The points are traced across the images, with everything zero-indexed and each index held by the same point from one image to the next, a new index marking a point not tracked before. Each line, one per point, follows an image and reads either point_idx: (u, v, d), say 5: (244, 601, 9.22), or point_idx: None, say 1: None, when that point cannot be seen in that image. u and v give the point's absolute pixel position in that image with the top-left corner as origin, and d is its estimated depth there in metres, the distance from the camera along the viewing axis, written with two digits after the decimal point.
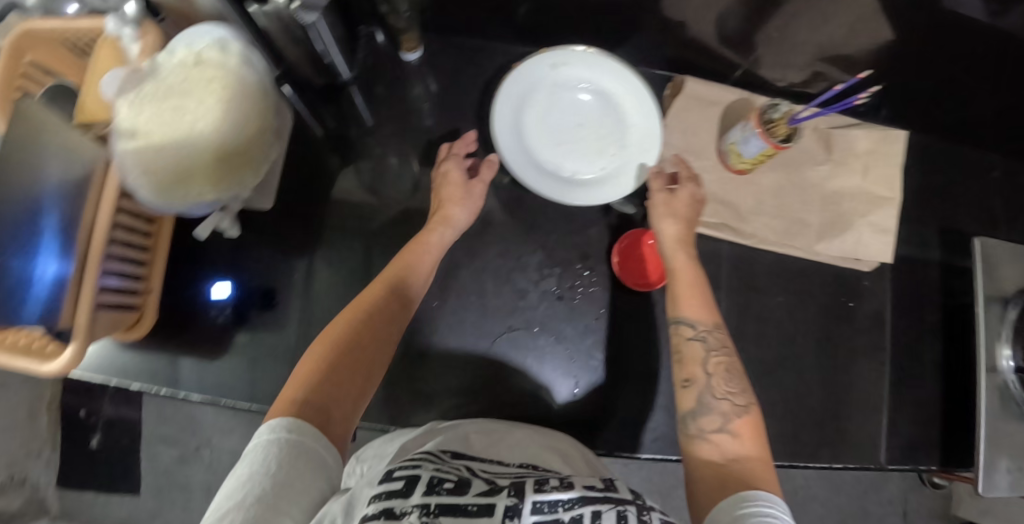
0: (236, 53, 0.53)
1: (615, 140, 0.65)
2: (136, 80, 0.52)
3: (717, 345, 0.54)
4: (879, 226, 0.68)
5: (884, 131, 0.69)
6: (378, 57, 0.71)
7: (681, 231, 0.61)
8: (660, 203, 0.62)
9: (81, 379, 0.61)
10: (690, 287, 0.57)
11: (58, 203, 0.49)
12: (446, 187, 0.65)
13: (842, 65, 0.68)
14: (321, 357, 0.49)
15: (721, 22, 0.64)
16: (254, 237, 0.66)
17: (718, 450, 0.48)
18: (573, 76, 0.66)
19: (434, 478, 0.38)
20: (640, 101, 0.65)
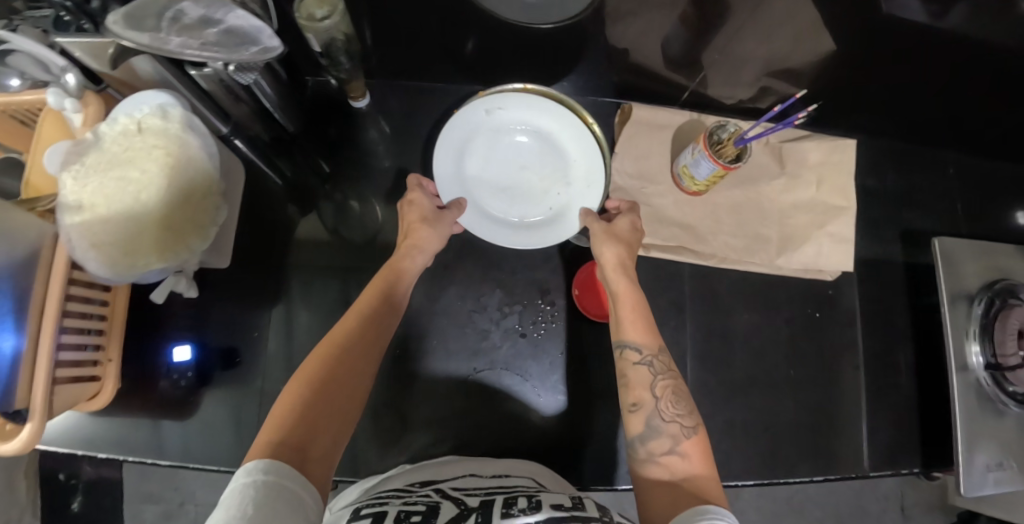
0: (177, 119, 0.53)
1: (559, 179, 0.67)
2: (79, 152, 0.51)
3: (662, 371, 0.52)
4: (839, 236, 0.68)
5: (835, 141, 0.69)
6: (330, 105, 0.72)
7: (623, 254, 0.58)
8: (598, 231, 0.60)
9: (46, 451, 0.59)
10: (634, 309, 0.55)
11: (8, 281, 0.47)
12: (408, 213, 0.62)
13: (787, 80, 0.69)
14: (297, 395, 0.46)
15: (663, 46, 0.65)
16: (215, 296, 0.65)
17: (670, 471, 0.46)
18: (512, 118, 0.68)
19: (402, 513, 0.43)
20: (580, 139, 0.67)
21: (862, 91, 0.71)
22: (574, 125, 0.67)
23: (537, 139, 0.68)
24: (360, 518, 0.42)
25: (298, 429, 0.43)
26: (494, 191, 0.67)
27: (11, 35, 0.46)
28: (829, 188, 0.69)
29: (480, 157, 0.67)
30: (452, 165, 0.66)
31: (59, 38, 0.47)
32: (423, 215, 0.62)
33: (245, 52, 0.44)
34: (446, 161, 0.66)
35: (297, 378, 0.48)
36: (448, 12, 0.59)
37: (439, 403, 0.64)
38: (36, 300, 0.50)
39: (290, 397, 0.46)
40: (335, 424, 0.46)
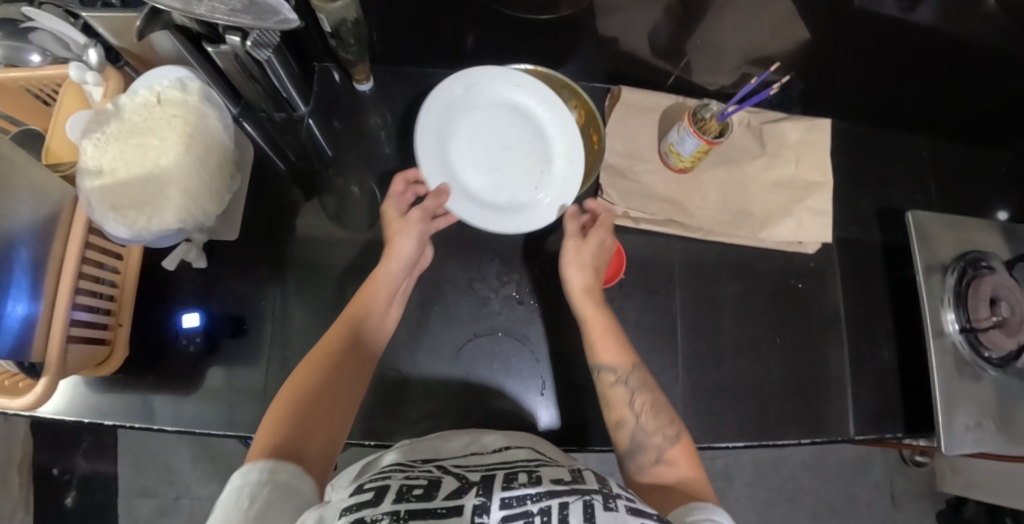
0: (195, 91, 0.57)
1: (540, 156, 0.69)
2: (100, 121, 0.55)
3: (638, 387, 0.56)
4: (816, 209, 0.72)
5: (811, 122, 0.74)
6: (335, 91, 0.75)
7: (589, 280, 0.62)
8: (571, 247, 0.63)
9: (55, 419, 0.61)
10: (603, 333, 0.59)
11: (28, 240, 0.50)
12: (388, 225, 0.63)
13: (765, 67, 0.74)
14: (292, 402, 0.49)
15: (650, 35, 0.70)
16: (222, 268, 0.67)
17: (660, 478, 0.48)
18: (486, 96, 0.69)
19: (403, 487, 0.38)
20: (555, 113, 0.69)
21: (836, 80, 0.76)
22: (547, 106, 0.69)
23: (514, 117, 0.69)
24: (362, 491, 0.38)
25: (293, 432, 0.46)
26: (479, 172, 0.67)
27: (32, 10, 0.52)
28: (807, 165, 0.73)
29: (461, 139, 0.67)
30: (436, 152, 0.65)
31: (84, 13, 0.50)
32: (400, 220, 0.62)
33: (266, 23, 0.47)
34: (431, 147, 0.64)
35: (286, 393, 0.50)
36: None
37: (439, 365, 0.67)
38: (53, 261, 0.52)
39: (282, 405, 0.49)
40: (322, 426, 0.49)
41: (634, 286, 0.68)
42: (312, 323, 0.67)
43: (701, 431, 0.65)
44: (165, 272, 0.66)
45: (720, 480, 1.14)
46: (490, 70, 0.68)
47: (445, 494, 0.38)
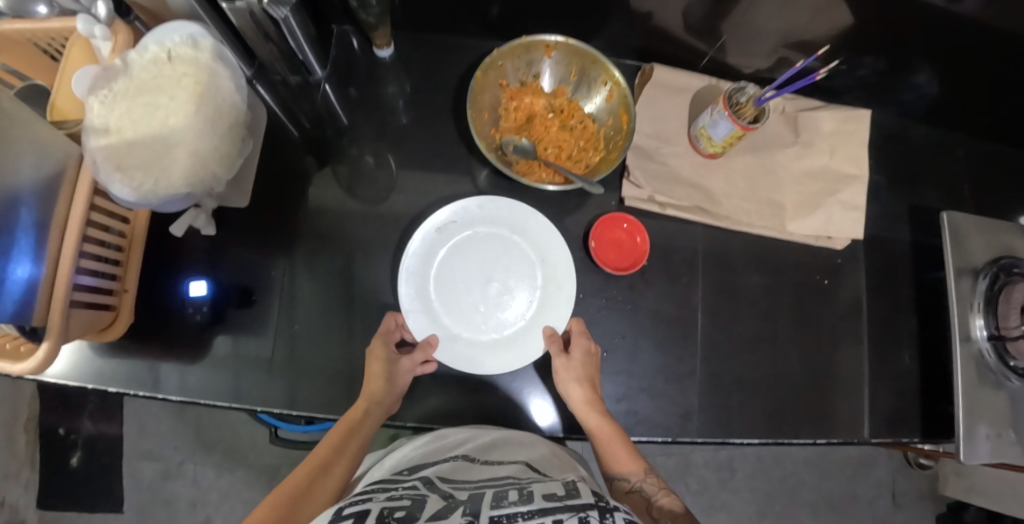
0: (208, 49, 0.54)
1: (531, 283, 0.63)
2: (107, 77, 0.52)
3: (656, 491, 0.51)
4: (849, 203, 0.69)
5: (848, 111, 0.70)
6: (351, 57, 0.71)
7: (589, 392, 0.57)
8: (559, 367, 0.57)
9: (58, 383, 0.60)
10: (612, 444, 0.54)
11: (33, 203, 0.49)
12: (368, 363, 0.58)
13: (804, 52, 0.70)
14: (264, 519, 0.44)
15: (686, 12, 0.66)
16: (232, 236, 0.65)
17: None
18: (467, 229, 0.63)
19: (385, 511, 0.40)
20: (545, 235, 0.63)
21: (878, 70, 0.72)
22: (532, 221, 0.63)
23: (497, 245, 0.64)
24: (342, 517, 0.39)
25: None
26: (469, 313, 0.62)
27: None
28: (842, 157, 0.70)
29: (446, 281, 0.62)
30: (416, 295, 0.61)
31: None
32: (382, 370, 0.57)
33: None
34: (411, 291, 0.60)
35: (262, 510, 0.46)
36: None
37: None
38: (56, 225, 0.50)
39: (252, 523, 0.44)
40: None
41: (656, 275, 0.66)
42: (320, 300, 0.65)
43: (715, 427, 0.63)
44: (172, 238, 0.64)
45: (722, 471, 1.14)
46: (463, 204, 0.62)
47: (431, 515, 0.40)
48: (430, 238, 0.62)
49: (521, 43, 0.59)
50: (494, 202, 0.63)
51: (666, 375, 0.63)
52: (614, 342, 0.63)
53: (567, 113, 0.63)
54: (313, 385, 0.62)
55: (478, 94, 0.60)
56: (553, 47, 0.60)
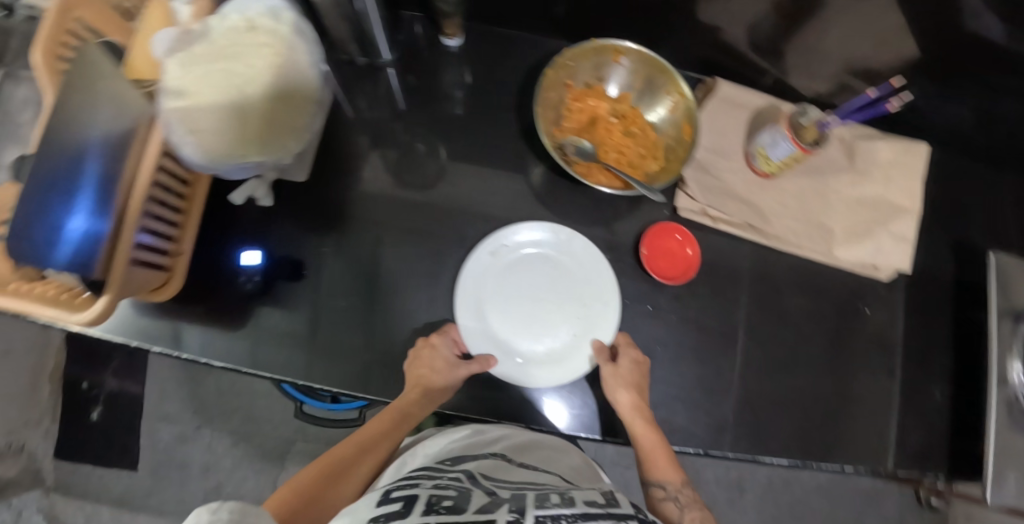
0: (287, 22, 0.55)
1: (579, 302, 0.62)
2: (186, 41, 0.53)
3: (689, 504, 0.50)
4: (899, 235, 0.69)
5: (907, 143, 0.70)
6: (416, 43, 0.72)
7: (637, 398, 0.56)
8: (606, 374, 0.56)
9: (103, 337, 0.60)
10: (656, 449, 0.54)
11: (103, 157, 0.48)
12: (422, 354, 0.57)
13: (867, 80, 0.70)
14: (306, 486, 0.48)
15: (753, 27, 0.66)
16: (287, 209, 0.66)
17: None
18: (518, 250, 0.62)
19: (433, 497, 0.39)
20: (590, 255, 0.63)
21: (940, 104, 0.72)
22: (577, 244, 0.63)
23: (546, 264, 0.63)
24: (391, 500, 0.38)
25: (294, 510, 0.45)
26: (520, 331, 0.61)
27: None
28: (896, 187, 0.69)
29: (498, 301, 0.61)
30: (469, 315, 0.59)
31: None
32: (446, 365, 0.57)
33: None
34: (465, 311, 0.59)
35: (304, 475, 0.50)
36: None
37: None
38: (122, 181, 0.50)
39: (292, 485, 0.48)
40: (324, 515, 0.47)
41: (702, 287, 0.66)
42: (366, 281, 0.65)
43: (746, 444, 0.63)
44: (229, 206, 0.65)
45: (731, 490, 1.14)
46: (512, 226, 0.61)
47: (475, 506, 0.38)
48: (482, 261, 0.61)
49: (593, 46, 0.60)
50: (540, 223, 0.62)
51: (702, 387, 0.63)
52: (654, 350, 0.63)
53: (630, 118, 0.64)
54: (352, 364, 0.62)
55: (546, 91, 0.61)
56: (623, 52, 0.61)
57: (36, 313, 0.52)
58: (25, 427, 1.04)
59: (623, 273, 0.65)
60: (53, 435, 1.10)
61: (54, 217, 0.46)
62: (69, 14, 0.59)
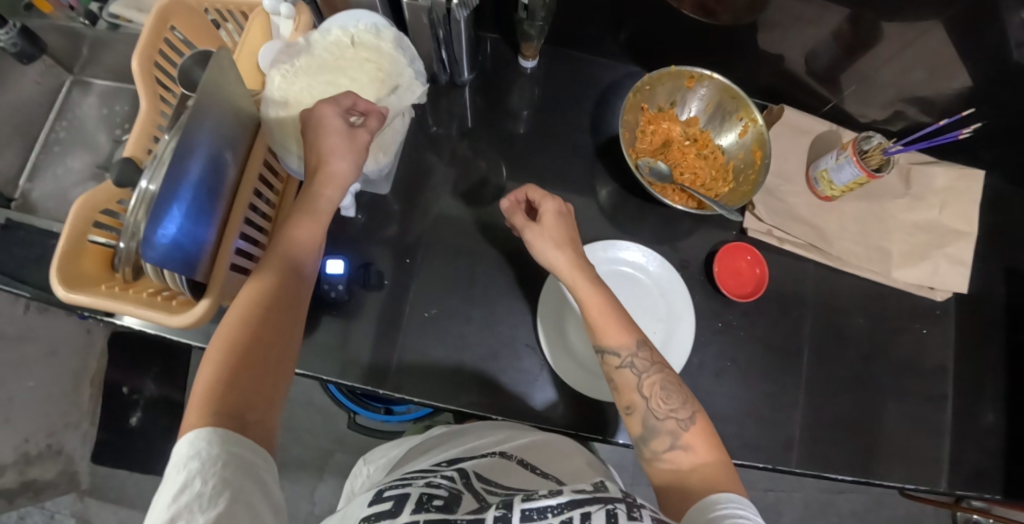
0: (389, 39, 0.58)
1: (658, 319, 0.62)
2: (291, 53, 0.56)
3: (646, 367, 0.50)
4: (956, 258, 0.71)
5: (962, 169, 0.72)
6: (492, 63, 0.75)
7: (574, 254, 0.55)
8: (535, 237, 0.57)
9: (178, 340, 0.62)
10: (602, 311, 0.52)
11: (204, 164, 0.47)
12: (321, 139, 0.51)
13: (923, 109, 0.73)
14: (216, 369, 0.42)
15: (815, 57, 0.70)
16: (367, 220, 0.68)
17: (675, 467, 0.45)
18: (604, 268, 0.63)
19: (424, 496, 0.40)
20: (668, 276, 0.64)
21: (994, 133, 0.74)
22: (653, 262, 0.64)
23: (630, 282, 0.63)
24: (384, 499, 0.40)
25: (233, 392, 0.41)
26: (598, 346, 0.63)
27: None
28: (952, 212, 0.72)
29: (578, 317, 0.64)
30: (552, 329, 0.64)
31: None
32: (345, 146, 0.52)
33: None
34: (547, 325, 0.64)
35: (215, 354, 0.43)
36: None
37: None
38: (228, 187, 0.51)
39: (217, 360, 0.43)
40: (268, 384, 0.44)
41: (768, 304, 0.68)
42: (440, 291, 0.66)
43: (809, 459, 0.64)
44: None
45: (769, 514, 1.13)
46: (594, 246, 0.63)
47: (463, 510, 0.38)
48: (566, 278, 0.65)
49: (669, 71, 0.63)
50: (622, 242, 0.64)
51: (769, 402, 0.65)
52: (723, 366, 0.65)
53: (702, 142, 0.67)
54: (424, 379, 0.63)
55: (625, 114, 0.64)
56: (696, 77, 0.64)
57: (136, 312, 0.51)
58: (66, 429, 1.06)
59: (693, 290, 0.67)
60: (90, 439, 1.12)
61: (162, 223, 0.43)
62: (165, 23, 0.60)
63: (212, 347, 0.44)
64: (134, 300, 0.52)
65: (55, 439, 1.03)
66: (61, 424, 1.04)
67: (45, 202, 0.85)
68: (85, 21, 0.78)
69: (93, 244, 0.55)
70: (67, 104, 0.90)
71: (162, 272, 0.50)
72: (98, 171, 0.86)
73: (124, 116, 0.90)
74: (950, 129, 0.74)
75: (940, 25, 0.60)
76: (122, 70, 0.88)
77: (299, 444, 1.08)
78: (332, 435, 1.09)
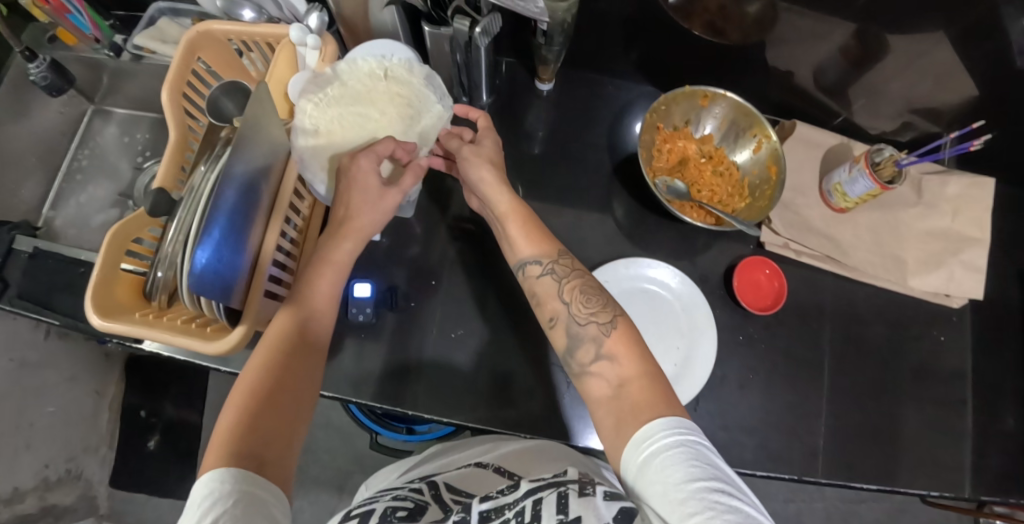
0: (413, 67, 0.60)
1: (681, 334, 0.64)
2: (319, 82, 0.58)
3: (564, 272, 0.57)
4: (970, 264, 0.71)
5: (973, 178, 0.73)
6: (510, 85, 0.77)
7: (498, 172, 0.60)
8: (469, 153, 0.60)
9: (205, 364, 0.63)
10: (523, 227, 0.59)
11: (240, 192, 0.48)
12: (353, 191, 0.53)
13: (931, 119, 0.74)
14: (236, 418, 0.43)
15: (823, 72, 0.71)
16: (391, 243, 0.71)
17: (605, 380, 0.49)
18: (628, 285, 0.65)
19: (387, 510, 0.46)
20: (689, 294, 0.65)
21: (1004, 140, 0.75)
22: (676, 280, 0.65)
23: (653, 300, 0.65)
24: (350, 517, 0.46)
25: (254, 435, 0.42)
26: None
27: None
28: (964, 219, 0.72)
29: None
30: None
31: None
32: (372, 203, 0.54)
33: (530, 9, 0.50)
34: None
35: (235, 405, 0.44)
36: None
37: None
38: (256, 236, 0.52)
39: (240, 405, 0.44)
40: (288, 428, 0.45)
41: (786, 316, 0.69)
42: (463, 312, 0.68)
43: (833, 468, 0.65)
44: None
45: None
46: (616, 265, 0.65)
47: (426, 519, 0.45)
48: None
49: (685, 92, 0.66)
50: (645, 260, 0.66)
51: (792, 412, 0.66)
52: (746, 378, 0.66)
53: (718, 158, 0.69)
54: (451, 399, 0.64)
55: (642, 133, 0.66)
56: (711, 96, 0.66)
57: (171, 342, 0.52)
58: (85, 454, 1.06)
59: (713, 304, 0.68)
60: (108, 463, 1.13)
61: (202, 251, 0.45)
62: (193, 56, 0.62)
63: (234, 394, 0.45)
64: (168, 328, 0.53)
65: (75, 464, 1.04)
66: (81, 448, 1.05)
67: (67, 229, 0.86)
68: (109, 52, 0.79)
69: (125, 272, 0.56)
70: (89, 132, 0.92)
71: (200, 300, 0.51)
72: (120, 198, 0.88)
73: (144, 143, 0.91)
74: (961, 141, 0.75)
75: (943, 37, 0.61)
76: (142, 99, 0.89)
77: (318, 464, 1.09)
78: (352, 454, 1.10)
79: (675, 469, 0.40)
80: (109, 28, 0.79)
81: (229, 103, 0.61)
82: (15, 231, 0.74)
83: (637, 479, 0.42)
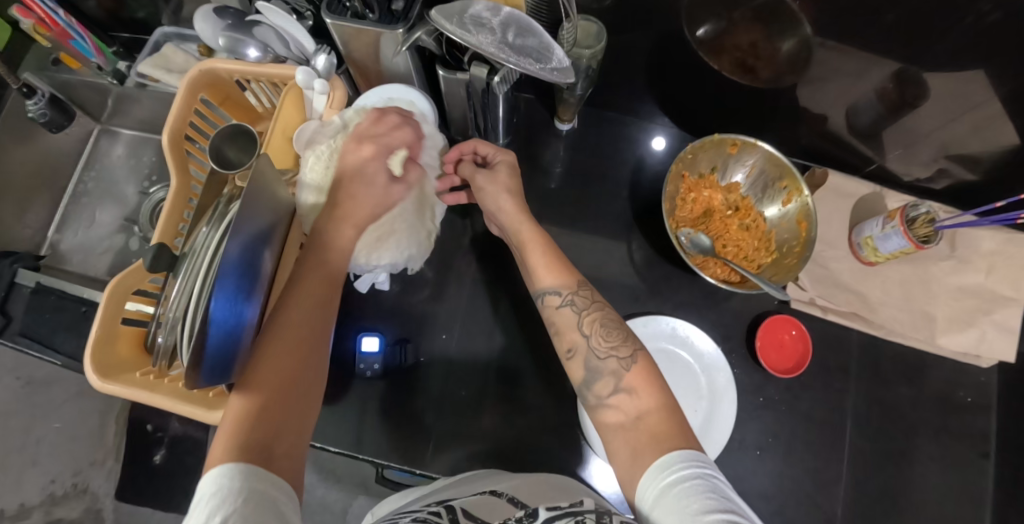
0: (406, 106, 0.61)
1: (702, 398, 0.61)
2: (324, 131, 0.58)
3: (584, 303, 0.52)
4: (1004, 325, 0.66)
5: (1011, 232, 0.67)
6: (531, 123, 0.75)
7: (519, 202, 0.58)
8: (485, 181, 0.58)
9: None
10: (545, 256, 0.55)
11: (254, 250, 0.47)
12: (358, 183, 0.56)
13: (968, 167, 0.67)
14: (244, 411, 0.41)
15: (854, 114, 0.67)
16: (402, 288, 0.69)
17: (622, 412, 0.46)
18: (649, 344, 0.63)
19: None
20: (711, 358, 0.63)
21: None
22: (697, 341, 0.63)
23: (673, 360, 0.63)
24: None
25: (263, 428, 0.41)
26: None
27: (268, 7, 0.56)
28: (1000, 277, 0.67)
29: None
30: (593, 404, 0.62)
31: (331, 17, 0.51)
32: (377, 198, 0.57)
33: (550, 65, 0.46)
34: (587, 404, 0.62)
35: (242, 396, 0.42)
36: (673, 33, 0.62)
37: None
38: (268, 263, 0.50)
39: (246, 394, 0.42)
40: (297, 419, 0.43)
41: (808, 375, 0.67)
42: (471, 361, 0.66)
43: None
44: (356, 291, 0.68)
45: None
46: (637, 324, 0.63)
47: None
48: None
49: (712, 140, 0.63)
50: (667, 318, 0.64)
51: (812, 477, 0.64)
52: (765, 442, 0.64)
53: (744, 210, 0.67)
54: (460, 454, 0.62)
55: (669, 184, 0.63)
56: (740, 145, 0.64)
57: (175, 410, 0.51)
58: (92, 468, 1.04)
59: (734, 362, 0.66)
60: (113, 477, 1.05)
61: (221, 307, 0.43)
62: (195, 95, 0.60)
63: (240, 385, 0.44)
64: (169, 394, 0.51)
65: (81, 478, 1.03)
66: (87, 463, 1.04)
67: (74, 253, 0.85)
68: (113, 79, 0.80)
69: (125, 324, 0.55)
70: (95, 154, 0.89)
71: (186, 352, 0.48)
72: (126, 224, 0.86)
73: (151, 167, 0.89)
74: (1008, 207, 0.67)
75: (986, 85, 0.55)
76: (148, 121, 0.87)
77: (323, 486, 1.08)
78: (356, 478, 1.08)
79: (691, 500, 0.37)
80: (113, 55, 0.77)
81: (232, 151, 0.59)
82: (18, 265, 0.79)
83: (653, 508, 0.39)
